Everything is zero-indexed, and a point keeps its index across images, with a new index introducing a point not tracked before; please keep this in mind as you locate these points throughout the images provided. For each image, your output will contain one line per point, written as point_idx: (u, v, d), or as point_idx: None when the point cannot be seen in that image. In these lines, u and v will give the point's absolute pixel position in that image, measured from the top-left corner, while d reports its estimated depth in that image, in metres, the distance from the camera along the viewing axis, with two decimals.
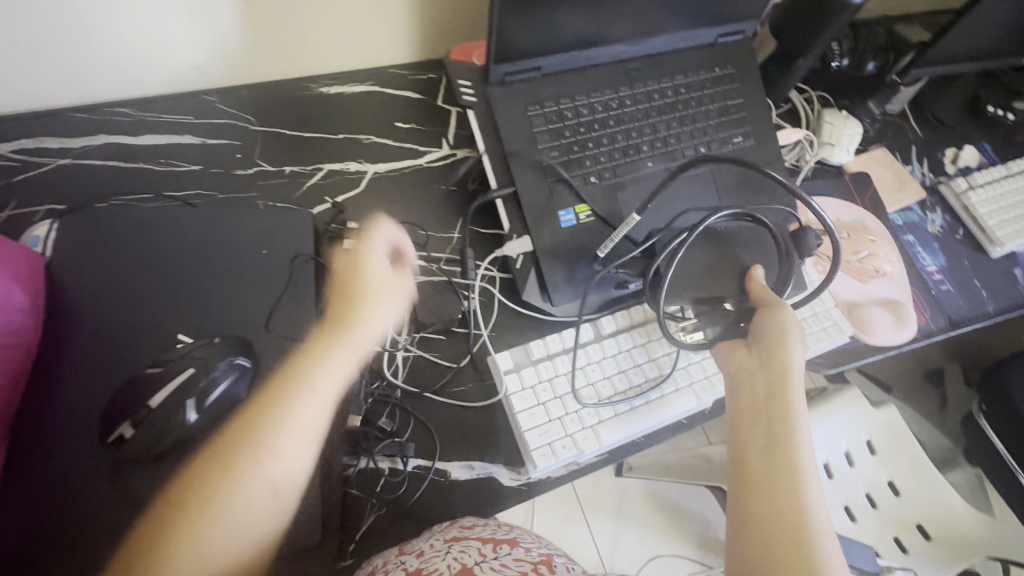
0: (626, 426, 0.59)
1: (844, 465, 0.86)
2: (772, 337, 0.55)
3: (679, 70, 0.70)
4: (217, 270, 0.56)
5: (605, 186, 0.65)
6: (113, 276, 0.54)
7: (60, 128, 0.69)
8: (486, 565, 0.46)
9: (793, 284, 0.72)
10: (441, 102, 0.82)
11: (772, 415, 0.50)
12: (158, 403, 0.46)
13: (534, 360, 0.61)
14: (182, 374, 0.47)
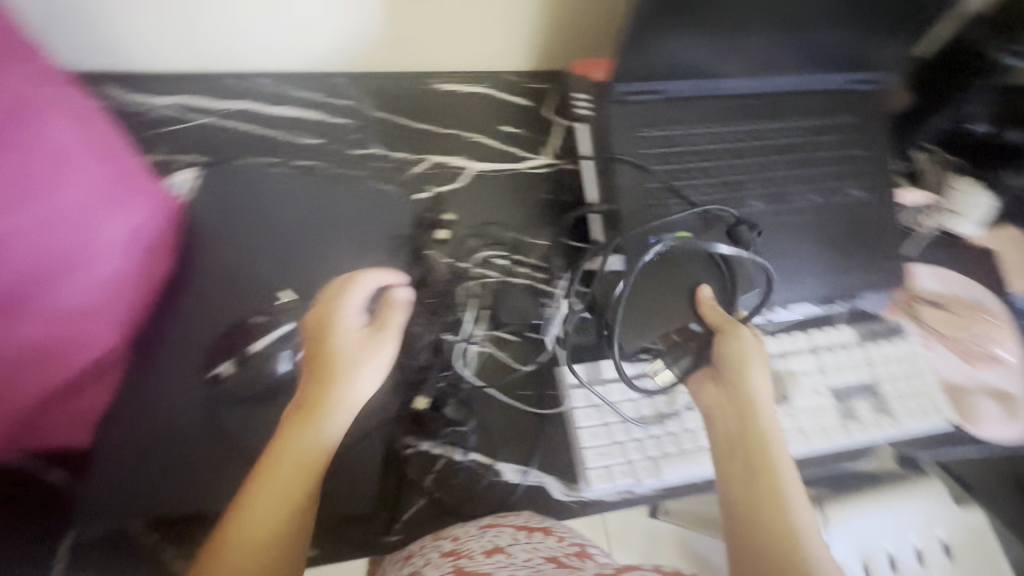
0: (690, 465, 0.57)
1: (914, 564, 0.76)
2: (735, 366, 0.54)
3: (801, 112, 0.67)
4: (325, 238, 0.61)
5: (706, 217, 0.64)
6: (238, 228, 0.59)
7: (209, 91, 0.76)
8: (519, 548, 0.45)
9: (888, 352, 0.67)
10: (549, 112, 0.83)
11: (749, 445, 0.49)
12: (259, 347, 0.50)
13: (604, 379, 0.61)
14: (284, 326, 0.51)
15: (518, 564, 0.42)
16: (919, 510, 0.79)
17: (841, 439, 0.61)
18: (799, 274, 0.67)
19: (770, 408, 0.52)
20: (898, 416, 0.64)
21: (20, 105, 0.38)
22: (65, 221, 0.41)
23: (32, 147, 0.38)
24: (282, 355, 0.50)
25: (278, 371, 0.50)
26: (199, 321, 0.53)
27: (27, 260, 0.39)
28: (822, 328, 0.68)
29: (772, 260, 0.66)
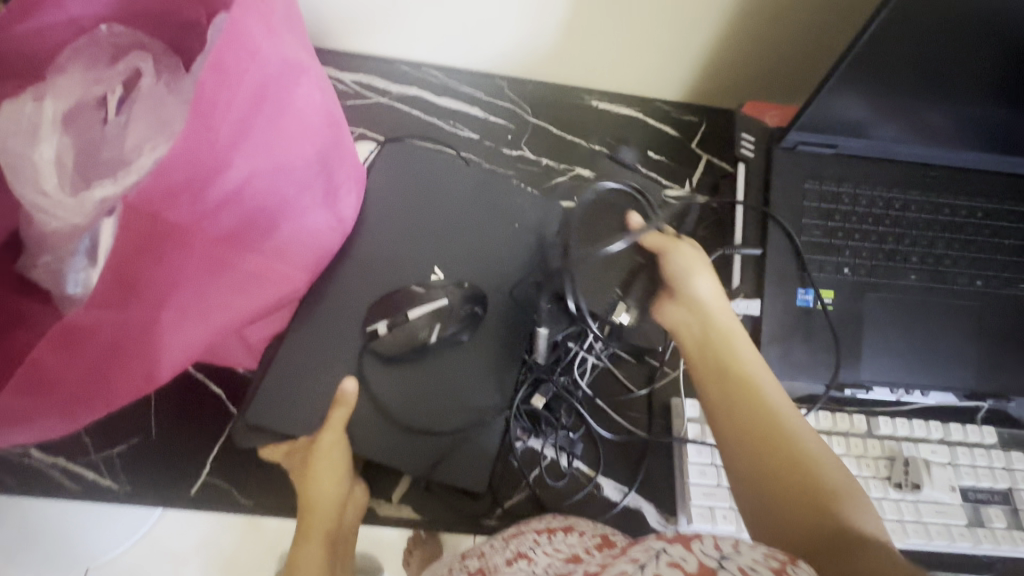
0: None
1: None
2: (684, 281, 0.53)
3: (981, 193, 0.64)
4: (479, 224, 0.62)
5: (856, 281, 0.62)
6: (409, 201, 0.62)
7: (388, 74, 0.83)
8: (541, 551, 0.45)
9: None
10: (696, 145, 0.84)
11: (719, 354, 0.48)
12: (413, 316, 0.53)
13: None
14: (438, 302, 0.54)
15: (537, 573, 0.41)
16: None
17: (966, 543, 0.57)
18: (946, 360, 0.63)
19: (722, 307, 0.52)
20: None
21: (295, 68, 0.43)
22: (298, 173, 0.47)
23: (294, 105, 0.44)
24: (432, 325, 0.54)
25: (427, 340, 0.54)
26: (362, 282, 0.58)
27: (263, 201, 0.45)
28: (959, 423, 0.63)
29: (918, 338, 0.63)
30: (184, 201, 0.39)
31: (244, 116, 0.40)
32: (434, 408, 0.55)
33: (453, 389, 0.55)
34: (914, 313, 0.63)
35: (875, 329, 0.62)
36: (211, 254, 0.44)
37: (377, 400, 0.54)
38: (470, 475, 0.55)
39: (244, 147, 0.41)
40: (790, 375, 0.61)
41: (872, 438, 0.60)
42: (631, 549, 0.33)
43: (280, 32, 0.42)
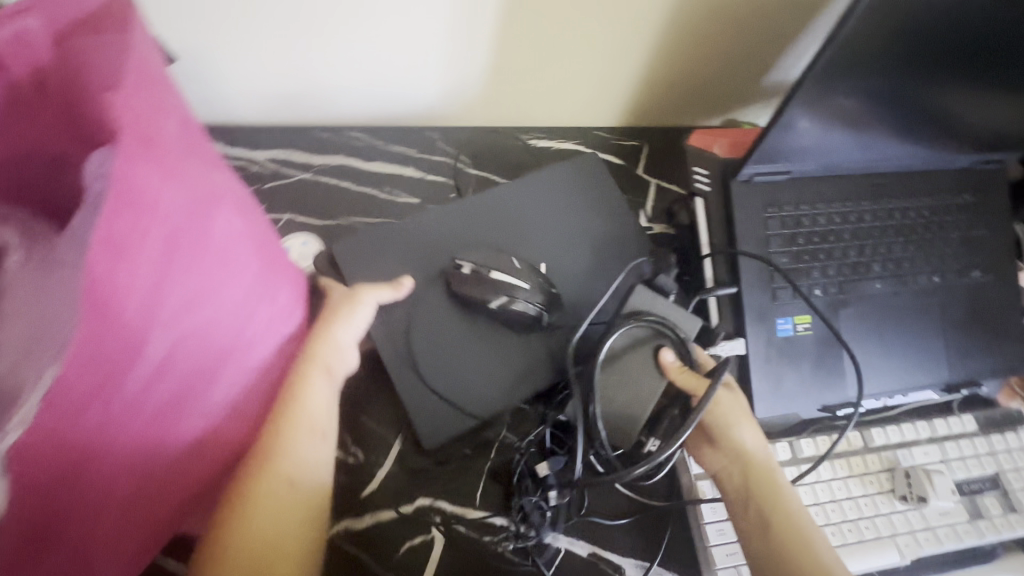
0: None
1: None
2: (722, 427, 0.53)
3: (924, 191, 0.66)
4: (596, 226, 0.67)
5: (829, 300, 0.62)
6: (545, 202, 0.67)
7: (306, 145, 0.75)
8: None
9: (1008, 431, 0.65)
10: (643, 171, 0.82)
11: (762, 500, 0.50)
12: (495, 278, 0.57)
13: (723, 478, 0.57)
14: (520, 282, 0.56)
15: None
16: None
17: (973, 540, 0.59)
18: (922, 358, 0.64)
19: (763, 452, 0.53)
20: None
21: (204, 201, 0.37)
22: (225, 319, 0.40)
23: (208, 243, 0.37)
24: (499, 296, 0.56)
25: (488, 301, 0.57)
26: (420, 282, 0.61)
27: (188, 365, 0.37)
28: (941, 416, 0.65)
29: (892, 344, 0.64)
30: (96, 413, 0.31)
31: (154, 285, 0.33)
32: (458, 375, 0.58)
33: (490, 364, 0.59)
34: (888, 320, 0.64)
35: (851, 343, 0.63)
36: (141, 452, 0.36)
37: (413, 331, 0.59)
38: (432, 408, 0.57)
39: (159, 320, 0.33)
40: (784, 407, 0.60)
41: (870, 452, 0.61)
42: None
43: (181, 166, 0.35)
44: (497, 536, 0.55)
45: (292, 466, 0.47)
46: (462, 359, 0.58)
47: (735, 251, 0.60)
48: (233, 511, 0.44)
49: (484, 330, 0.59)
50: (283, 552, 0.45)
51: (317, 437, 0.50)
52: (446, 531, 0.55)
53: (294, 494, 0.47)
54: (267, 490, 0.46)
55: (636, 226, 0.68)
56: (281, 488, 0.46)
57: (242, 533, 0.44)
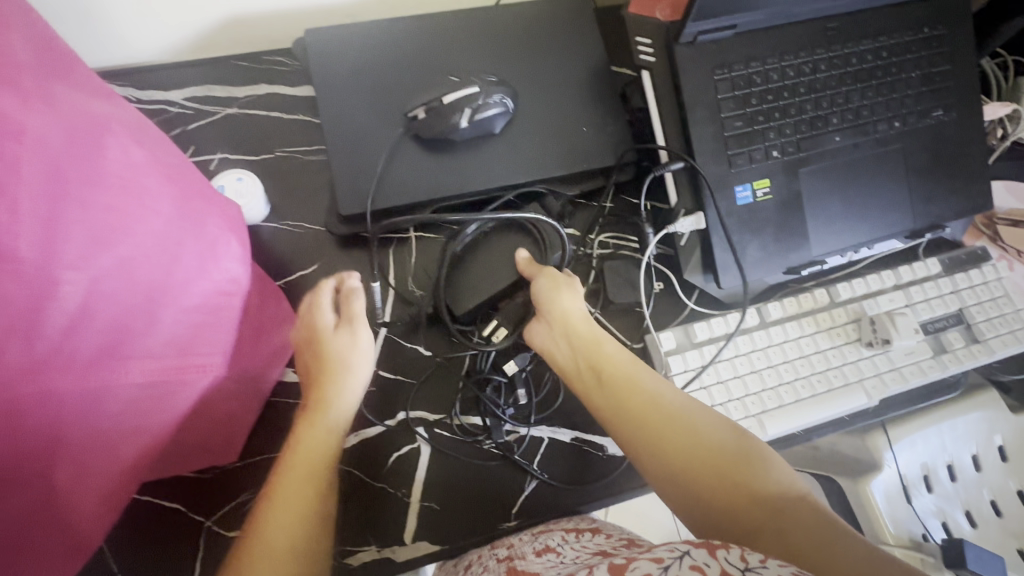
0: (786, 427, 0.57)
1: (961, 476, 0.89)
2: (632, 363, 0.50)
3: (882, 30, 0.63)
4: (553, 102, 0.65)
5: (787, 161, 0.60)
6: (505, 70, 0.64)
7: (226, 76, 0.68)
8: (570, 548, 0.46)
9: (968, 259, 0.67)
10: (612, 65, 0.70)
11: (618, 384, 0.48)
12: (448, 101, 0.59)
13: (696, 343, 0.59)
14: (466, 91, 0.59)
15: (568, 562, 0.43)
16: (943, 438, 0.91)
17: (937, 373, 0.61)
18: (885, 206, 0.63)
19: (588, 320, 0.52)
20: (990, 343, 0.63)
21: (87, 122, 0.34)
22: (151, 252, 0.38)
23: (111, 176, 0.35)
24: (424, 106, 0.59)
25: (418, 116, 0.59)
26: (377, 172, 0.60)
27: (124, 302, 0.36)
28: (907, 263, 0.66)
29: (854, 198, 0.62)
30: (12, 349, 0.29)
31: (47, 219, 0.31)
32: (393, 169, 0.60)
33: (413, 172, 0.61)
34: (851, 173, 0.62)
35: (816, 203, 0.61)
36: (71, 394, 0.33)
37: (341, 156, 0.60)
38: (348, 194, 0.60)
39: (68, 259, 0.32)
40: (752, 276, 0.60)
41: (836, 306, 0.62)
42: (655, 549, 0.38)
43: (54, 90, 0.33)
44: (479, 435, 0.56)
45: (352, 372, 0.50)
46: (392, 170, 0.60)
47: (692, 160, 0.58)
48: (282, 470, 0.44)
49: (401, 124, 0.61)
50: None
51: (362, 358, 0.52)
52: (429, 438, 0.56)
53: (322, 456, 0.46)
54: (341, 378, 0.50)
55: (584, 113, 0.65)
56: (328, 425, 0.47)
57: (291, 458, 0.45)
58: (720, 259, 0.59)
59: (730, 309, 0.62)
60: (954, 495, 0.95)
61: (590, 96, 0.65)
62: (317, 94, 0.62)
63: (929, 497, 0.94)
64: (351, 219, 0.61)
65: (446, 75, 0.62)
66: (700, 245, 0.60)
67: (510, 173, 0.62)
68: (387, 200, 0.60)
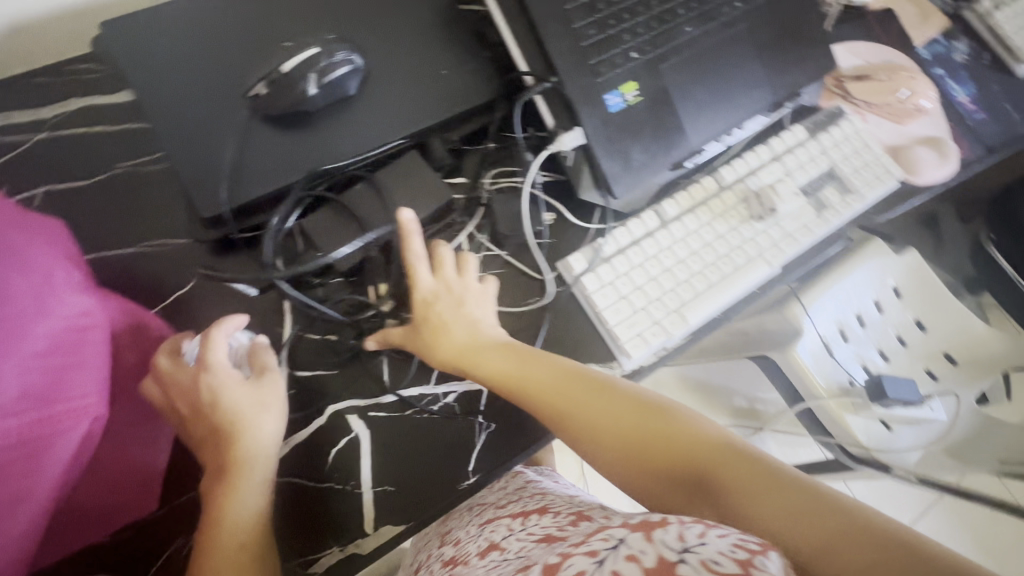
0: (707, 312, 0.60)
1: (858, 328, 1.06)
2: (453, 312, 0.53)
3: None
4: (407, 49, 0.61)
5: (647, 60, 0.61)
6: (347, 25, 0.60)
7: (25, 97, 0.59)
8: (512, 537, 0.53)
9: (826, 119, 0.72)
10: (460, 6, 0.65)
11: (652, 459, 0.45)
12: (287, 69, 0.53)
13: (606, 257, 0.60)
14: (307, 54, 0.54)
15: (508, 557, 0.48)
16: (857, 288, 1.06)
17: (822, 229, 0.66)
18: (746, 85, 0.66)
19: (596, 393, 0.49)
20: (861, 191, 0.69)
21: None
22: None
23: None
24: (263, 80, 0.54)
25: (258, 92, 0.54)
26: (232, 163, 0.54)
27: None
28: (777, 135, 0.70)
29: (718, 83, 0.64)
30: None
31: None
32: (251, 156, 0.55)
33: (273, 155, 0.56)
34: (708, 61, 0.64)
35: (685, 96, 0.63)
36: None
37: (186, 154, 0.54)
38: (205, 193, 0.54)
39: None
40: (642, 180, 0.61)
41: (725, 190, 0.65)
42: (593, 540, 0.38)
43: None
44: (415, 405, 0.54)
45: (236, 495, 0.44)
46: (250, 156, 0.55)
47: (557, 79, 0.57)
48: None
49: (245, 106, 0.55)
50: None
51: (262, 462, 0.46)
52: (366, 423, 0.54)
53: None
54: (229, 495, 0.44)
55: (442, 57, 0.62)
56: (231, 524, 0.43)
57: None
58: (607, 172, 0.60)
59: (624, 218, 0.63)
60: (867, 339, 1.06)
61: (444, 36, 0.62)
62: (138, 94, 0.54)
63: (847, 348, 1.04)
64: (214, 221, 0.55)
65: (281, 43, 0.57)
66: (587, 162, 0.60)
67: (380, 134, 0.59)
68: (251, 190, 0.54)
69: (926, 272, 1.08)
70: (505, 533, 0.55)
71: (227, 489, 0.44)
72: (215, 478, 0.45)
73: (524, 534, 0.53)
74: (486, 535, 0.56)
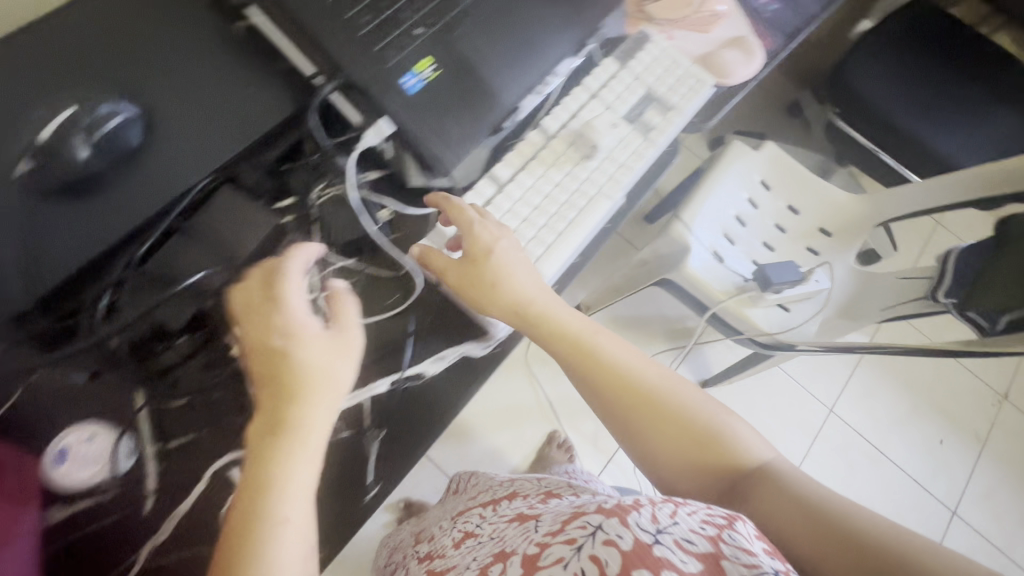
0: (561, 259, 0.62)
1: (739, 228, 1.15)
2: (509, 255, 0.57)
3: None
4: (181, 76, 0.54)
5: (434, 32, 0.60)
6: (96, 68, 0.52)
7: None
8: (486, 524, 0.57)
9: (632, 47, 0.75)
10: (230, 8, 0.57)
11: (705, 443, 0.53)
12: (47, 137, 0.48)
13: (452, 235, 0.60)
14: (66, 115, 0.49)
15: (484, 540, 0.53)
16: (729, 189, 1.16)
17: (652, 151, 0.68)
18: (546, 30, 0.66)
19: (665, 386, 0.55)
20: (680, 106, 0.72)
21: None
22: None
23: None
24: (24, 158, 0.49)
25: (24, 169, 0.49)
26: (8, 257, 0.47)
27: None
28: (590, 72, 0.71)
29: (516, 36, 0.64)
30: None
31: None
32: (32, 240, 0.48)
33: (60, 234, 0.48)
34: (499, 17, 0.64)
35: (485, 56, 0.62)
36: None
37: None
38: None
39: None
40: (465, 150, 0.61)
41: (553, 138, 0.66)
42: (570, 526, 0.41)
43: None
44: None
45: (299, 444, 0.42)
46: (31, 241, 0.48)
47: (342, 75, 0.57)
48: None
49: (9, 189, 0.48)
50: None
51: (331, 411, 0.44)
52: None
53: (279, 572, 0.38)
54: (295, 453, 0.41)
55: (227, 74, 0.56)
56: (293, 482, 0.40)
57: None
58: (426, 152, 0.59)
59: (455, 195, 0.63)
60: (750, 237, 1.15)
61: (230, 44, 0.56)
62: None
63: (734, 250, 1.13)
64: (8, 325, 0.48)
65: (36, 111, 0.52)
66: (404, 149, 0.60)
67: (179, 177, 0.53)
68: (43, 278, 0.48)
69: (788, 158, 1.20)
70: (478, 519, 0.59)
71: (284, 450, 0.41)
72: (263, 434, 0.42)
73: (496, 517, 0.57)
74: (460, 526, 0.61)
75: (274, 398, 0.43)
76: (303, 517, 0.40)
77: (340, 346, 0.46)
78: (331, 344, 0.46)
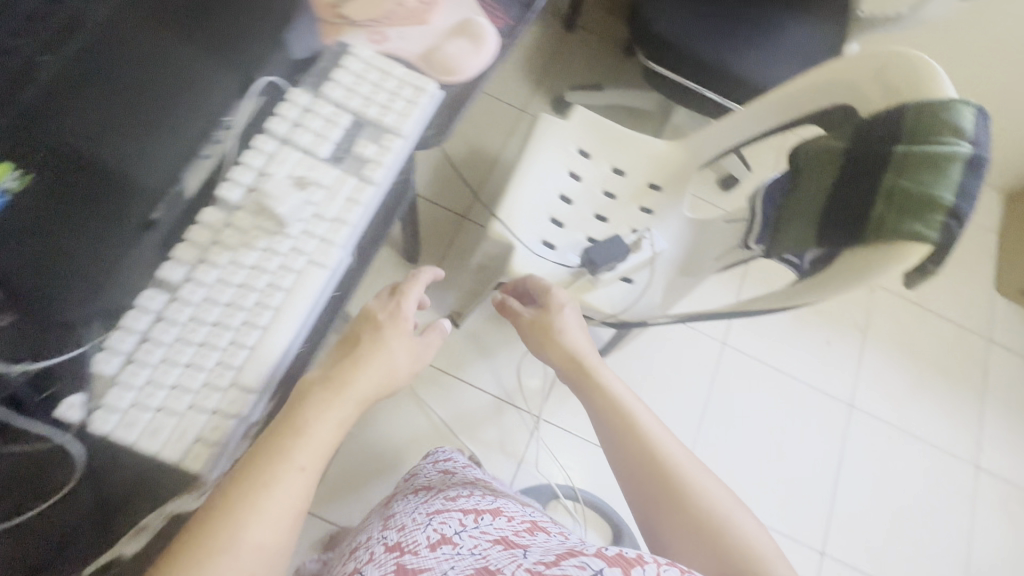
0: (274, 361, 0.51)
1: (565, 206, 1.08)
2: (561, 322, 0.79)
3: None
4: None
5: None
6: None
7: None
8: (440, 480, 0.86)
9: (328, 63, 0.63)
10: None
11: (668, 492, 0.61)
12: None
13: (117, 375, 0.48)
14: None
15: (423, 490, 0.84)
16: (545, 168, 1.08)
17: (369, 191, 0.57)
18: (187, 75, 0.51)
19: (709, 480, 0.63)
20: (396, 126, 0.61)
21: None
22: None
23: None
24: None
25: None
26: None
27: None
28: (277, 111, 0.59)
29: (146, 92, 0.48)
30: None
31: None
32: None
33: None
34: (124, 52, 0.46)
35: (103, 133, 0.45)
36: None
37: None
38: None
39: None
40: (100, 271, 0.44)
41: (238, 210, 0.54)
42: (567, 562, 0.53)
43: None
44: None
45: (321, 431, 0.52)
46: None
47: None
48: (201, 537, 0.45)
49: None
50: (246, 554, 0.46)
51: (349, 401, 0.54)
52: None
53: (251, 549, 0.46)
54: (325, 411, 0.53)
55: None
56: (293, 471, 0.49)
57: (220, 542, 0.45)
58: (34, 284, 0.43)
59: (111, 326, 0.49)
60: (579, 214, 1.08)
61: None
62: None
63: (564, 233, 1.06)
64: None
65: None
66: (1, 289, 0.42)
67: None
68: None
69: (599, 119, 1.14)
70: (456, 526, 0.68)
71: (315, 413, 0.52)
72: (322, 378, 0.55)
73: (443, 494, 0.78)
74: (435, 527, 0.69)
75: (326, 376, 0.55)
76: (315, 466, 0.51)
77: (412, 360, 0.60)
78: (410, 354, 0.60)
